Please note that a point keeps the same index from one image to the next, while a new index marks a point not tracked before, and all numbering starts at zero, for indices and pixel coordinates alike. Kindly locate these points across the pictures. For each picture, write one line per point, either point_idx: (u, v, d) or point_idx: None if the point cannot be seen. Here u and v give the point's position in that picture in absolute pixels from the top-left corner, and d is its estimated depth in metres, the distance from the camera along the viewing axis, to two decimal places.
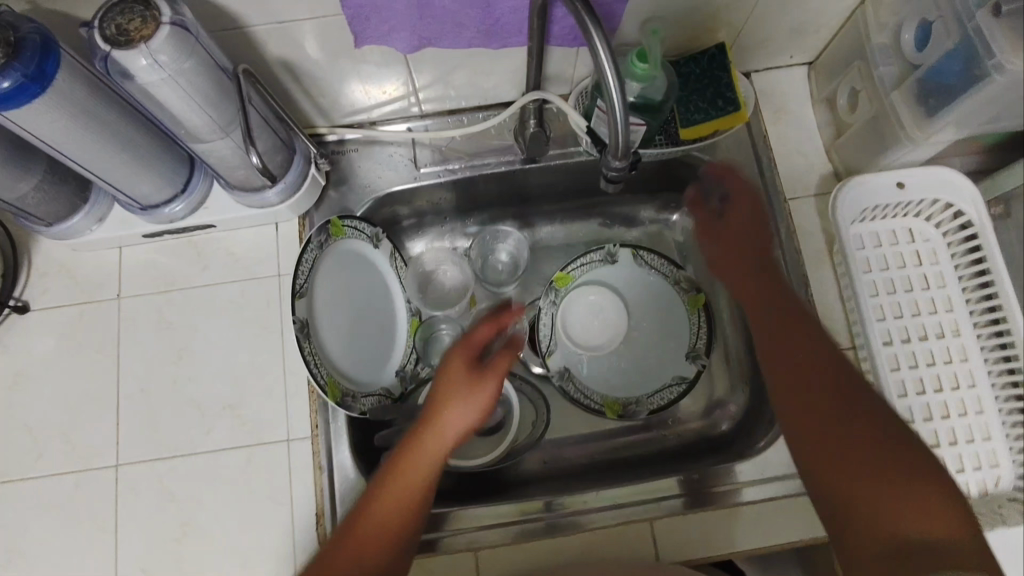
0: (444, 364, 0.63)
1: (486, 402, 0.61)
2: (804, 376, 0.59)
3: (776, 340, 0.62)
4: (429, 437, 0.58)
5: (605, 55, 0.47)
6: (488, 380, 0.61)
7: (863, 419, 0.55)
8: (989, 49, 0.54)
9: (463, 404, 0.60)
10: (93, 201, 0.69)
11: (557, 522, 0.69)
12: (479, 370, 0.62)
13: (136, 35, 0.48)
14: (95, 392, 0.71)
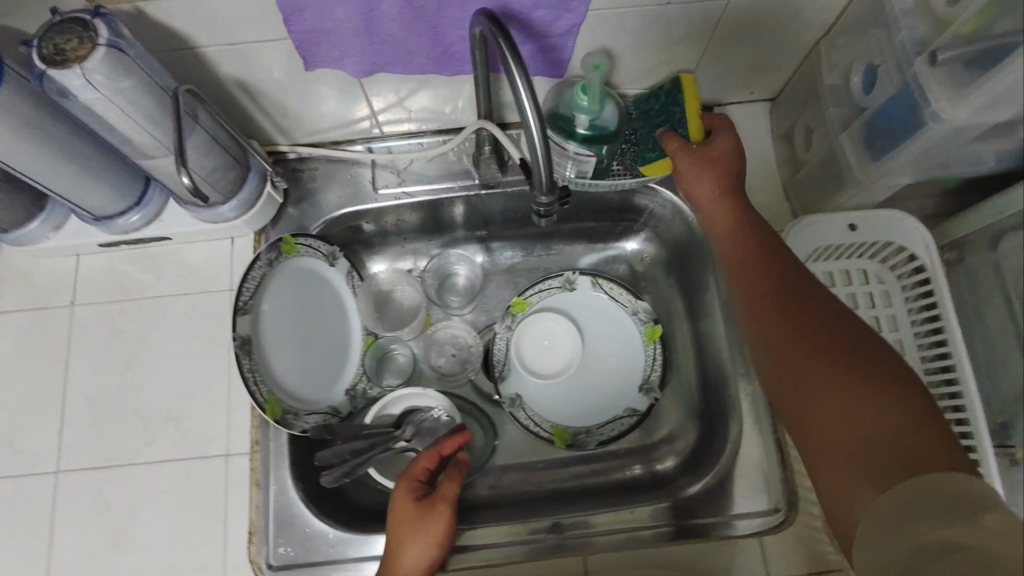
0: (390, 507, 0.61)
1: (443, 524, 0.59)
2: (778, 330, 0.55)
3: (749, 296, 0.60)
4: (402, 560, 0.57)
5: (523, 94, 0.48)
6: (439, 509, 0.60)
7: (855, 382, 0.49)
8: (926, 97, 0.54)
9: (420, 539, 0.58)
10: (51, 210, 0.71)
11: (562, 543, 0.70)
12: (429, 499, 0.60)
13: (72, 55, 0.50)
14: (43, 397, 0.72)
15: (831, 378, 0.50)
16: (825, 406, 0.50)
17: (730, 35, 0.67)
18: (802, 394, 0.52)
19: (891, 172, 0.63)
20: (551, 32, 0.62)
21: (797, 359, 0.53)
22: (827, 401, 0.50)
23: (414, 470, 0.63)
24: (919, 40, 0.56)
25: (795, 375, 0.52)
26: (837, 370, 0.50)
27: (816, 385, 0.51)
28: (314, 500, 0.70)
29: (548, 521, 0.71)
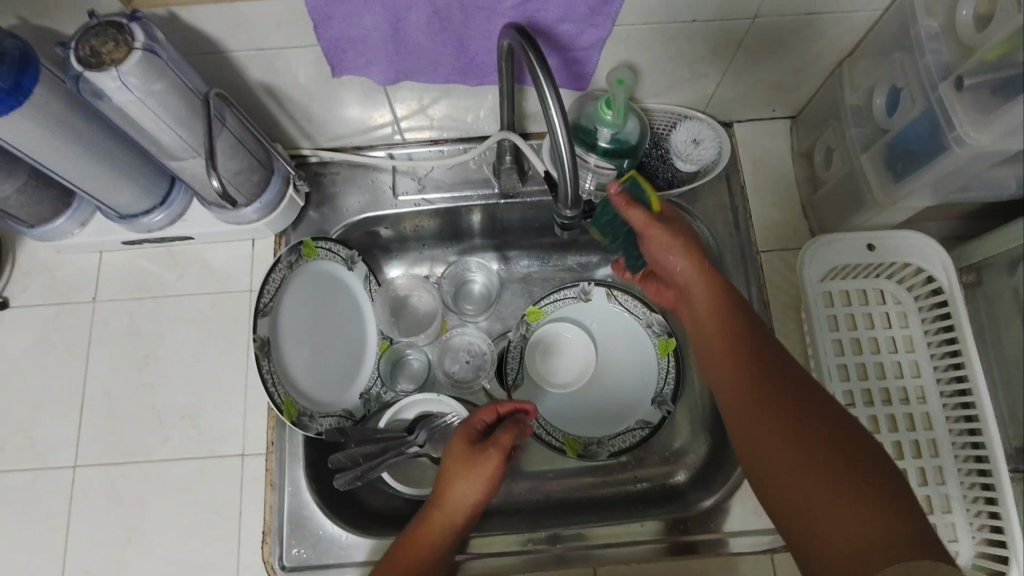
0: (447, 448, 0.66)
1: (491, 469, 0.63)
2: (750, 412, 0.51)
3: (721, 373, 0.55)
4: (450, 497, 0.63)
5: (553, 107, 0.48)
6: (490, 456, 0.64)
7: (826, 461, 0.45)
8: (950, 122, 0.55)
9: (469, 479, 0.63)
10: (76, 207, 0.72)
11: (564, 555, 0.70)
12: (482, 445, 0.65)
13: (107, 58, 0.50)
14: (62, 391, 0.73)
15: (798, 467, 0.46)
16: (797, 496, 0.46)
17: (753, 52, 0.67)
18: (777, 497, 0.47)
19: (912, 194, 0.63)
20: (577, 45, 0.63)
21: (761, 431, 0.50)
22: (800, 493, 0.46)
23: (476, 417, 0.68)
24: (944, 65, 0.56)
25: (769, 471, 0.48)
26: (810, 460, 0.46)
27: (788, 472, 0.47)
28: (327, 503, 0.71)
29: (547, 533, 0.71)
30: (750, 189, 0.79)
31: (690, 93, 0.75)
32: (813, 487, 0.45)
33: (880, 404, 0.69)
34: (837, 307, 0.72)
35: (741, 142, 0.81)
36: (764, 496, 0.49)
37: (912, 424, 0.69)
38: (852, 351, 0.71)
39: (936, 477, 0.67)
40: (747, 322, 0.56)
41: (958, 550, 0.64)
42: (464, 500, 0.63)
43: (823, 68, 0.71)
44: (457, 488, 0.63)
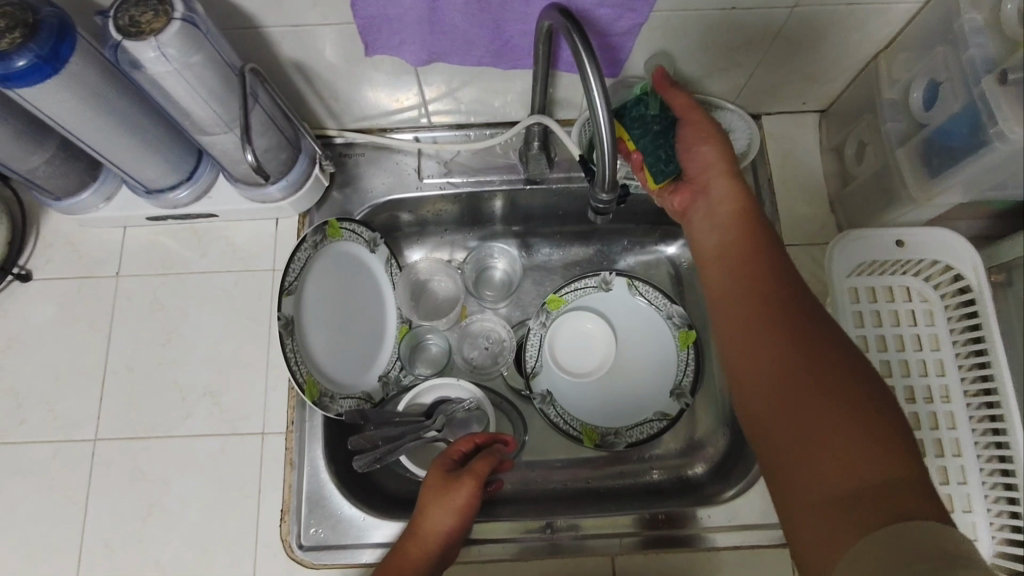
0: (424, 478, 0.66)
1: (462, 505, 0.62)
2: (766, 308, 0.51)
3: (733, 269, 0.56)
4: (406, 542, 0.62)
5: (596, 87, 0.48)
6: (462, 487, 0.63)
7: (826, 366, 0.46)
8: (993, 117, 0.54)
9: (440, 510, 0.62)
10: (102, 180, 0.71)
11: (558, 544, 0.70)
12: (455, 476, 0.64)
13: (146, 27, 0.50)
14: (85, 364, 0.73)
15: (805, 383, 0.45)
16: (800, 413, 0.45)
17: (789, 42, 0.66)
18: (767, 398, 0.47)
19: (947, 190, 0.62)
20: (614, 31, 0.62)
21: (773, 334, 0.49)
22: (802, 414, 0.44)
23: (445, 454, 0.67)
24: (989, 59, 0.55)
25: (769, 372, 0.48)
26: (823, 383, 0.45)
27: (794, 383, 0.46)
28: (344, 482, 0.71)
29: (541, 521, 0.71)
30: (777, 182, 0.79)
31: (720, 84, 0.74)
32: (820, 409, 0.44)
33: (903, 402, 0.69)
34: (863, 303, 0.72)
35: (768, 135, 0.80)
36: (753, 403, 0.48)
37: (935, 423, 0.68)
38: (876, 347, 0.71)
39: (958, 476, 0.66)
40: (768, 242, 0.57)
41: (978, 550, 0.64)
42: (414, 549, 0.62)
43: (858, 61, 0.70)
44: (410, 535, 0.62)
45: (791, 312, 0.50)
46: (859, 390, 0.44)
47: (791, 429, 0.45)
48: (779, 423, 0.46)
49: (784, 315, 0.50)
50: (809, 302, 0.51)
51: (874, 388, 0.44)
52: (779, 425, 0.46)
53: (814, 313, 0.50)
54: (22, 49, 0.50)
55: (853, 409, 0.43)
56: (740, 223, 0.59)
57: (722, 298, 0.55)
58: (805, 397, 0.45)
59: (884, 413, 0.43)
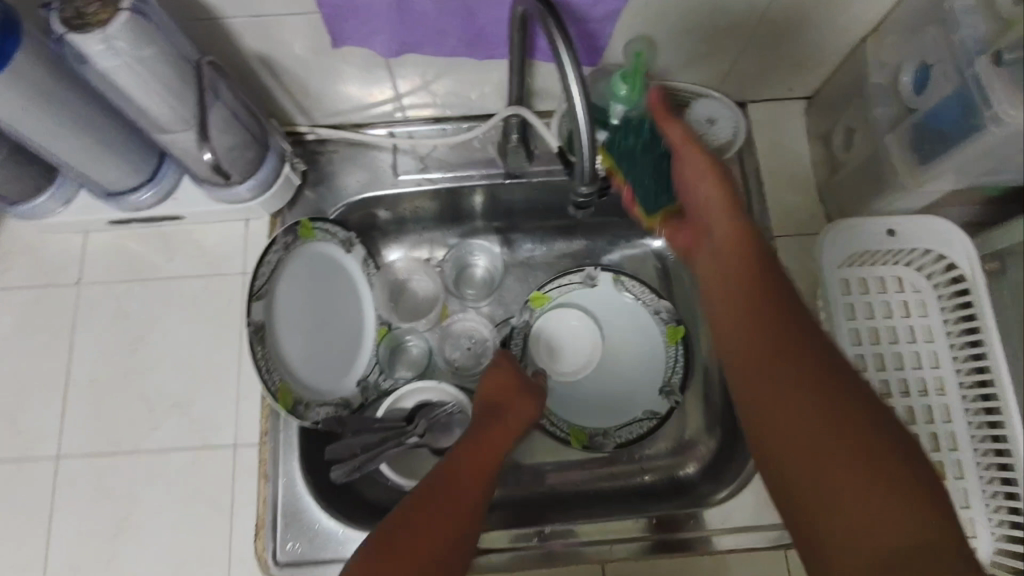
0: (490, 379, 0.67)
1: (538, 412, 0.66)
2: (774, 348, 0.49)
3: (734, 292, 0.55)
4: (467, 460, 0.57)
5: (572, 74, 0.46)
6: (538, 397, 0.67)
7: (839, 414, 0.44)
8: (987, 100, 0.52)
9: (523, 409, 0.64)
10: (59, 183, 0.68)
11: (551, 552, 0.67)
12: (530, 382, 0.68)
13: (93, 19, 0.48)
14: (47, 376, 0.70)
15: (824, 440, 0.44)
16: (823, 471, 0.43)
17: (775, 26, 0.64)
18: (778, 440, 0.47)
19: (939, 177, 0.60)
20: (592, 18, 0.60)
21: (787, 382, 0.47)
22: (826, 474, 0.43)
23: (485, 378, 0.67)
24: (981, 40, 0.53)
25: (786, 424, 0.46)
26: (846, 438, 0.43)
27: (813, 437, 0.44)
28: (323, 493, 0.68)
29: (532, 529, 0.68)
30: (764, 172, 0.76)
31: (704, 71, 0.72)
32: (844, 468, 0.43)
33: (897, 396, 0.67)
34: (855, 295, 0.70)
35: (755, 124, 0.78)
36: (763, 443, 0.48)
37: (930, 417, 0.67)
38: (869, 340, 0.69)
39: (955, 471, 0.65)
40: (770, 263, 0.55)
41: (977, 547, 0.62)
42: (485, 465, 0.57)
43: (846, 46, 0.68)
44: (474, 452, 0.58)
45: (801, 353, 0.48)
46: (873, 436, 0.43)
47: (815, 486, 0.44)
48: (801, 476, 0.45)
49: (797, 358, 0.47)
50: (816, 335, 0.49)
51: (894, 438, 0.43)
52: (803, 481, 0.45)
53: (826, 351, 0.48)
54: None
55: (864, 462, 0.42)
56: (738, 249, 0.58)
57: (727, 335, 0.53)
58: (826, 454, 0.43)
59: (896, 463, 0.42)
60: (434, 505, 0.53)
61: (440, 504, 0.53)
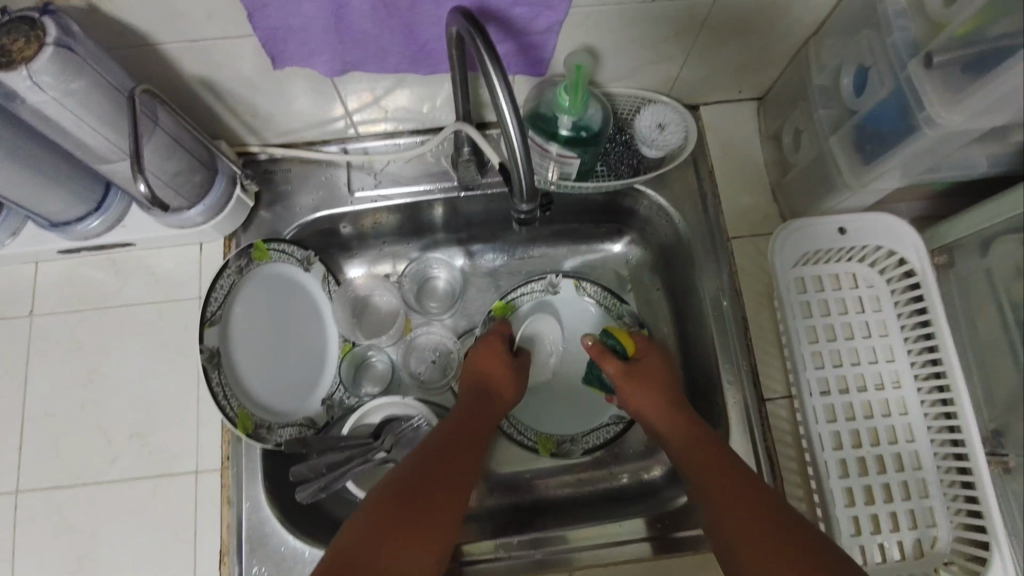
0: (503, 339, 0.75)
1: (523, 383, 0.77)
2: (691, 440, 0.63)
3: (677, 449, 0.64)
4: (474, 428, 0.65)
5: (503, 96, 0.45)
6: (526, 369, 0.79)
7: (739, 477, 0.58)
8: (920, 101, 0.53)
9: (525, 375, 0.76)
10: (4, 216, 0.67)
11: (543, 561, 0.67)
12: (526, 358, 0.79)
13: (17, 56, 0.46)
14: (1, 412, 0.69)
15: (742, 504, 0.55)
16: (748, 531, 0.53)
17: (718, 31, 0.64)
18: (727, 525, 0.55)
19: (883, 176, 0.61)
20: (532, 31, 0.60)
21: (711, 470, 0.59)
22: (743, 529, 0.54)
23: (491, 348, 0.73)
24: (913, 42, 0.54)
25: (712, 488, 0.58)
26: (763, 510, 0.54)
27: (731, 497, 0.56)
28: (288, 515, 0.68)
29: (527, 539, 0.68)
30: (719, 174, 0.77)
31: (653, 77, 0.72)
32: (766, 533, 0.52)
33: (854, 391, 0.68)
34: (810, 293, 0.70)
35: (708, 126, 0.78)
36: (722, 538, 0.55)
37: (887, 410, 0.68)
38: (825, 337, 0.69)
39: (912, 462, 0.66)
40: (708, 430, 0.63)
41: (936, 536, 0.64)
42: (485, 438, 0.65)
43: (790, 48, 0.68)
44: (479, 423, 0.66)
45: (714, 444, 0.61)
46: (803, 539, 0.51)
47: (758, 554, 0.52)
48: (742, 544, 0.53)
49: (706, 446, 0.61)
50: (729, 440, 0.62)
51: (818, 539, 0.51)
52: (742, 545, 0.53)
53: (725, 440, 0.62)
54: None
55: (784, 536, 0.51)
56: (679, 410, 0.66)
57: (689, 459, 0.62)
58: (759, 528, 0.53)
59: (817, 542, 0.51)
60: (448, 462, 0.59)
61: (454, 461, 0.60)
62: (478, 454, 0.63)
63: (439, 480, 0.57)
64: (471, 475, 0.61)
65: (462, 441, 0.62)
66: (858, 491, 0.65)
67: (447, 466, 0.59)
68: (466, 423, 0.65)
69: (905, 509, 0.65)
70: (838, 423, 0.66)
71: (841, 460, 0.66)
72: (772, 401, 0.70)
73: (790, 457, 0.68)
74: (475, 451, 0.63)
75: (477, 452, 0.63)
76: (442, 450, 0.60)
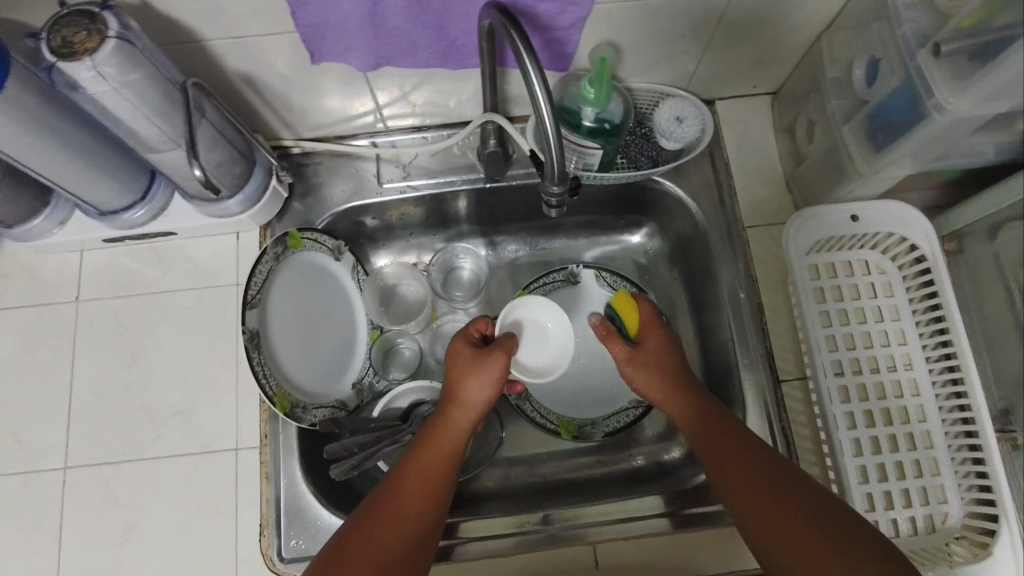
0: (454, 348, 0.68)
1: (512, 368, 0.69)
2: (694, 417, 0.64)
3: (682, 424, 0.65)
4: (436, 452, 0.61)
5: (538, 84, 0.48)
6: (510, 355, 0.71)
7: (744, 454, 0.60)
8: (929, 89, 0.56)
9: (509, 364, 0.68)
10: (54, 205, 0.70)
11: (557, 535, 0.69)
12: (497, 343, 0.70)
13: (80, 47, 0.50)
14: (48, 393, 0.72)
15: (767, 492, 0.56)
16: (779, 518, 0.55)
17: (732, 28, 0.67)
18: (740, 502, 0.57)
19: (893, 163, 0.64)
20: (557, 27, 0.63)
21: (716, 449, 0.61)
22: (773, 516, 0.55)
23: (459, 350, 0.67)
24: (921, 34, 0.57)
25: (732, 476, 0.59)
26: (789, 495, 0.56)
27: (757, 484, 0.57)
28: (323, 491, 0.71)
29: (537, 515, 0.71)
30: (734, 165, 0.80)
31: (671, 72, 0.75)
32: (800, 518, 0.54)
33: (867, 373, 0.70)
34: (824, 279, 0.73)
35: (724, 120, 0.81)
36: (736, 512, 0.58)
37: (899, 391, 0.70)
38: (838, 322, 0.72)
39: (924, 441, 0.68)
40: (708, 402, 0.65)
41: (948, 511, 0.66)
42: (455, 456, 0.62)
43: (803, 43, 0.71)
44: (444, 441, 0.62)
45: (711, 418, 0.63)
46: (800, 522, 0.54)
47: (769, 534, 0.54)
48: (773, 530, 0.54)
49: (721, 434, 0.62)
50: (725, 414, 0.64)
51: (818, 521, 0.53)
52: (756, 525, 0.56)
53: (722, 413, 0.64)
54: None
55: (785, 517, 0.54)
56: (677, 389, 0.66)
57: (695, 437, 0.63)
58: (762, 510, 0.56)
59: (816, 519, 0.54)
60: (400, 502, 0.58)
61: (405, 501, 0.58)
62: (439, 483, 0.60)
63: (392, 524, 0.56)
64: (433, 507, 0.59)
65: (418, 474, 0.60)
66: (872, 468, 0.67)
67: (396, 508, 0.57)
68: (426, 447, 0.62)
69: (917, 487, 0.67)
70: (852, 403, 0.69)
71: (855, 439, 0.68)
72: (787, 382, 0.72)
73: (806, 437, 0.71)
74: (438, 478, 0.60)
75: (439, 480, 0.60)
76: (393, 490, 0.58)
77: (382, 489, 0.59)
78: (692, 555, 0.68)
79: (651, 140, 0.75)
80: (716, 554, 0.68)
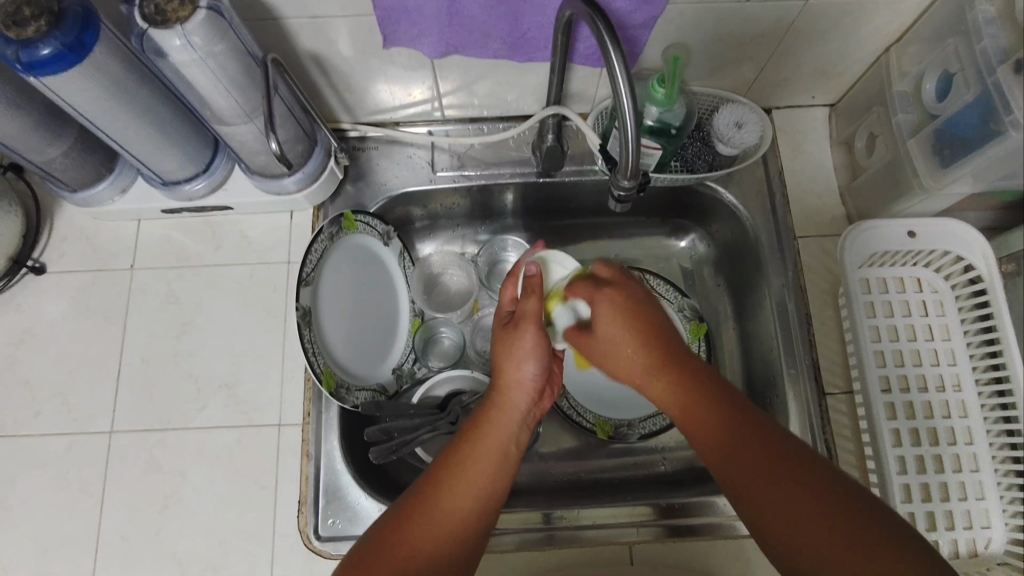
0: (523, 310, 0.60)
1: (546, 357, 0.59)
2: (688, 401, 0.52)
3: (681, 405, 0.53)
4: (482, 460, 0.54)
5: (621, 75, 0.49)
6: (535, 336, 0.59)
7: (757, 436, 0.50)
8: (1006, 105, 0.56)
9: (538, 358, 0.58)
10: (118, 172, 0.71)
11: (555, 534, 0.69)
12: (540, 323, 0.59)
13: (172, 16, 0.51)
14: (99, 356, 0.73)
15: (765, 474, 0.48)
16: (801, 521, 0.45)
17: (798, 36, 0.68)
18: (759, 485, 0.47)
19: (958, 178, 0.63)
20: (628, 25, 0.63)
21: (723, 433, 0.50)
22: (799, 520, 0.45)
23: (531, 343, 0.58)
24: (1002, 49, 0.57)
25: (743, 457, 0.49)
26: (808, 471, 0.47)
27: (750, 459, 0.49)
28: (361, 475, 0.71)
29: (540, 512, 0.70)
30: (787, 174, 0.80)
31: (731, 76, 0.75)
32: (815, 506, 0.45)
33: (915, 391, 0.69)
34: (874, 294, 0.73)
35: (779, 129, 0.81)
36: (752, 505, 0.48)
37: (947, 412, 0.69)
38: (888, 337, 0.71)
39: (970, 464, 0.67)
40: (701, 375, 0.53)
41: (991, 537, 0.64)
42: (504, 466, 0.54)
43: (870, 53, 0.71)
44: (491, 451, 0.54)
45: (710, 395, 0.52)
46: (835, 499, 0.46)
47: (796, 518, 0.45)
48: (783, 521, 0.46)
49: (720, 410, 0.51)
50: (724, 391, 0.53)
51: (852, 496, 0.46)
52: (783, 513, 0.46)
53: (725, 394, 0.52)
54: (48, 37, 0.51)
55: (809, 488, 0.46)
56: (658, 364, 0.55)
57: (693, 422, 0.52)
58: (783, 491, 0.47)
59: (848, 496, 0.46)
60: (440, 517, 0.51)
61: (439, 516, 0.51)
62: (484, 496, 0.52)
63: (430, 537, 0.50)
64: (479, 521, 0.52)
65: (452, 490, 0.52)
66: (916, 487, 0.66)
67: (431, 521, 0.50)
68: (471, 455, 0.54)
69: (961, 510, 0.65)
70: (898, 421, 0.68)
71: (899, 456, 0.67)
72: (833, 395, 0.71)
73: (850, 451, 0.70)
74: (486, 490, 0.53)
75: (488, 493, 0.53)
76: (432, 501, 0.51)
77: (416, 496, 0.52)
78: (729, 562, 0.67)
79: (707, 142, 0.75)
80: (752, 564, 0.67)
